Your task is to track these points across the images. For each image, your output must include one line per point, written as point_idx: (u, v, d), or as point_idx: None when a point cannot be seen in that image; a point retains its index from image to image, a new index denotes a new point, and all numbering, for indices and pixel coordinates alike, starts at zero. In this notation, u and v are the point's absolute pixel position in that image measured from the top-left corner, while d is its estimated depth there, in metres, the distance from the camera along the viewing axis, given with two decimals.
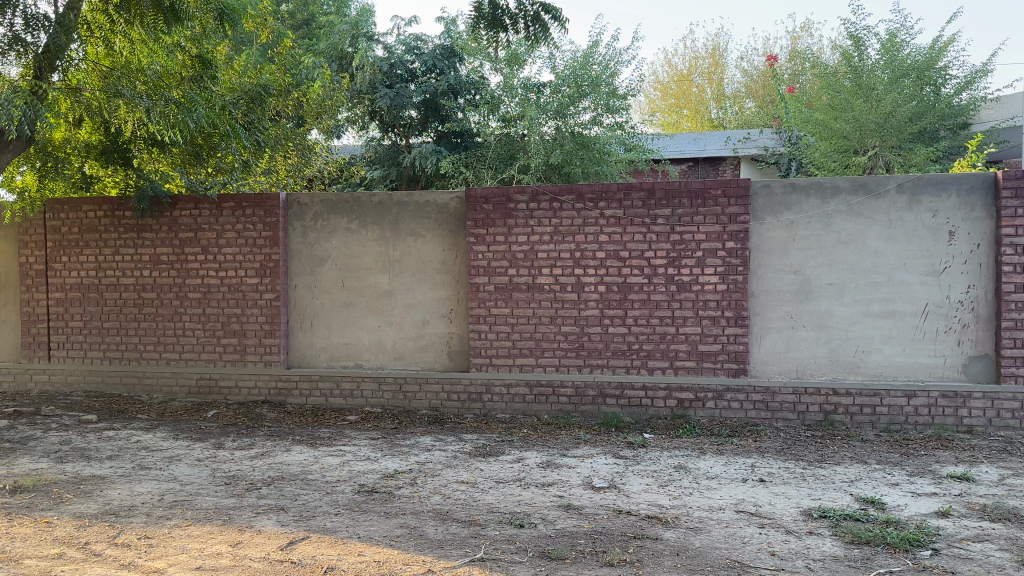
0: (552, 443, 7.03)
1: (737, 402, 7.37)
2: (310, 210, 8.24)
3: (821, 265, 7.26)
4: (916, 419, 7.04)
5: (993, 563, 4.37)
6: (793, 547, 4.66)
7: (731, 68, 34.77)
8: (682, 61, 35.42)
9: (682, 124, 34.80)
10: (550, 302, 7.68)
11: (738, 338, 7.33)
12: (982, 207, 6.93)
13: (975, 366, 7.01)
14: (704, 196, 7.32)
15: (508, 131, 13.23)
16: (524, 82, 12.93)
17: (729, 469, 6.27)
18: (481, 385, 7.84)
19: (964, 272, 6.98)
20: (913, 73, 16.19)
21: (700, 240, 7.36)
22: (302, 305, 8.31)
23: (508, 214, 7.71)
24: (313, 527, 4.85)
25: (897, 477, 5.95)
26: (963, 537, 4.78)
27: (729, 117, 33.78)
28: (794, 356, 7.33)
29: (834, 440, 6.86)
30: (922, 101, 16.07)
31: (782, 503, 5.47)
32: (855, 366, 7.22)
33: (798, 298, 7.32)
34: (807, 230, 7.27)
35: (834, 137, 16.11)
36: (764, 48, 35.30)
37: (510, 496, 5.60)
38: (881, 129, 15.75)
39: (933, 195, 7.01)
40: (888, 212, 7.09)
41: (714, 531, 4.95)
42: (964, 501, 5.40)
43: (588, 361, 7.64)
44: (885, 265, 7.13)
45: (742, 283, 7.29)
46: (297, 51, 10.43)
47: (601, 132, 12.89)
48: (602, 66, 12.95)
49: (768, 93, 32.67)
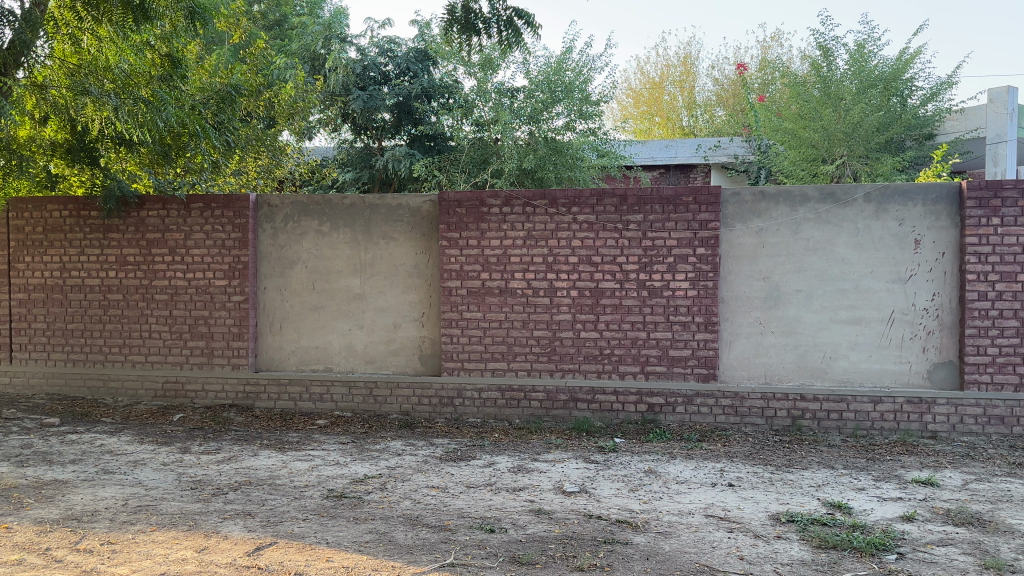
0: (523, 447, 7.03)
1: (706, 406, 7.42)
2: (280, 212, 8.16)
3: (789, 272, 7.35)
4: (882, 425, 7.16)
5: (957, 567, 4.43)
6: (760, 551, 4.70)
7: (702, 77, 35.13)
8: (654, 69, 35.76)
9: (653, 131, 35.10)
10: (522, 306, 7.68)
11: (708, 343, 7.39)
12: (946, 216, 7.06)
13: (940, 373, 7.12)
14: (675, 203, 7.38)
15: (482, 135, 13.25)
16: (497, 87, 12.98)
17: (698, 473, 6.31)
18: (452, 390, 7.82)
19: (929, 280, 7.10)
20: (879, 84, 16.51)
21: (672, 246, 7.41)
22: (271, 307, 8.22)
23: (481, 218, 7.70)
24: (281, 533, 4.79)
25: (863, 482, 6.03)
26: (927, 541, 4.85)
27: (700, 125, 34.16)
28: (762, 362, 7.41)
29: (801, 445, 6.94)
30: (889, 112, 16.27)
31: (750, 508, 5.52)
32: (823, 372, 7.31)
33: (767, 304, 7.39)
34: (775, 237, 7.35)
35: (803, 146, 16.39)
36: (734, 57, 35.75)
37: (480, 500, 5.59)
38: (849, 138, 16.12)
39: (900, 204, 7.13)
40: (855, 220, 7.20)
41: (683, 535, 4.98)
42: (929, 506, 5.49)
43: (560, 365, 7.65)
44: (852, 272, 7.23)
45: (713, 289, 7.35)
46: (268, 51, 10.36)
47: (574, 137, 12.93)
48: (575, 73, 12.96)
49: (738, 102, 33.06)
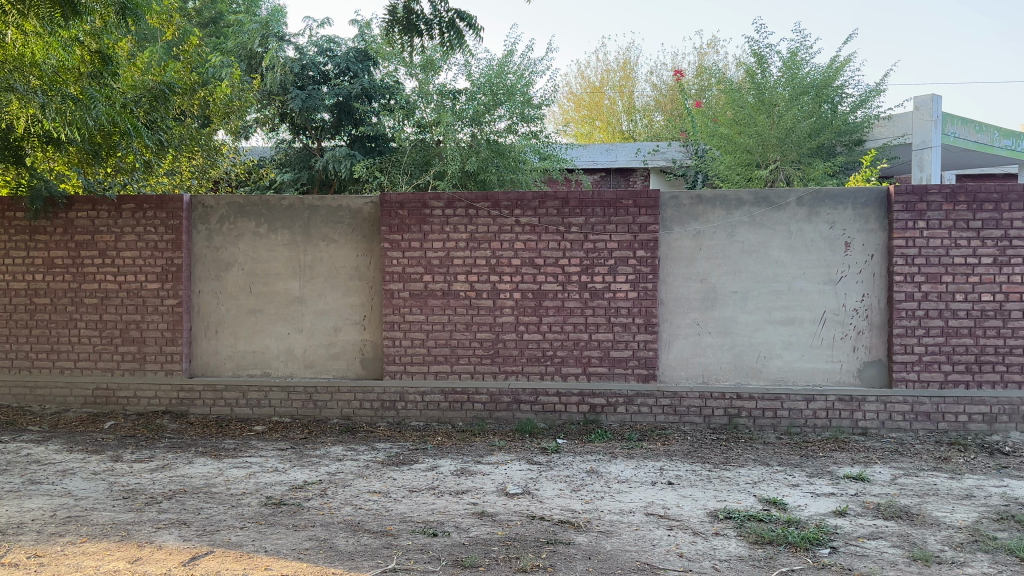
0: (465, 450, 7.01)
1: (647, 406, 7.52)
2: (215, 213, 7.97)
3: (726, 274, 7.50)
4: (814, 422, 7.36)
5: (887, 560, 4.58)
6: (699, 548, 4.78)
7: (641, 82, 35.67)
8: (595, 74, 36.16)
9: (594, 135, 35.48)
10: (465, 309, 7.66)
11: (648, 344, 7.49)
12: (874, 220, 7.30)
13: (869, 371, 7.35)
14: (616, 206, 7.47)
15: (424, 136, 13.15)
16: (439, 88, 12.95)
17: (639, 472, 6.39)
18: (395, 393, 7.75)
19: (858, 281, 7.33)
20: (811, 90, 16.94)
21: (613, 248, 7.50)
22: (206, 311, 8.02)
23: (423, 220, 7.66)
24: (217, 542, 4.67)
25: (798, 478, 6.19)
26: (858, 535, 5.00)
27: (639, 129, 34.65)
28: (700, 362, 7.54)
29: (738, 443, 7.08)
30: (820, 118, 16.81)
31: (689, 505, 5.61)
32: (758, 371, 7.48)
33: (705, 305, 7.53)
34: (713, 240, 7.50)
35: (738, 152, 16.60)
36: (672, 63, 36.38)
37: (423, 505, 5.54)
38: (782, 144, 16.53)
39: (831, 208, 7.35)
40: (788, 223, 7.40)
41: (625, 533, 5.03)
42: (860, 500, 5.67)
43: (503, 368, 7.65)
44: (786, 273, 7.42)
45: (653, 291, 7.46)
46: (204, 49, 10.12)
47: (516, 140, 12.93)
48: (517, 75, 12.99)
49: (676, 107, 33.63)
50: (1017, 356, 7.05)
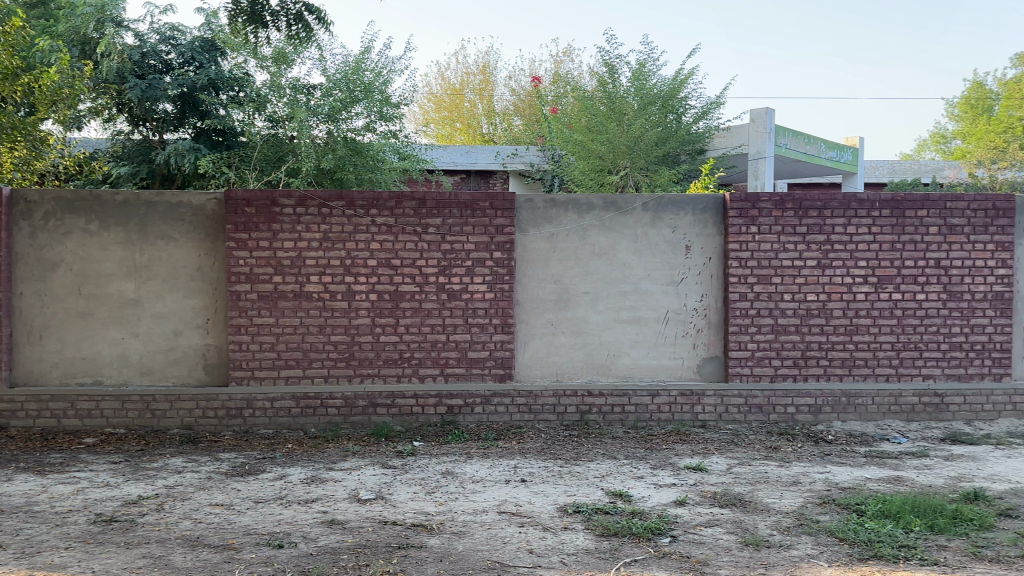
0: (317, 457, 6.83)
1: (502, 406, 7.61)
2: (39, 209, 7.37)
3: (578, 275, 7.72)
4: (660, 416, 7.70)
5: (721, 545, 4.87)
6: (549, 543, 4.89)
7: (500, 86, 36.15)
8: (454, 76, 36.32)
9: (455, 137, 35.54)
10: (317, 311, 7.48)
11: (504, 344, 7.59)
12: (712, 225, 7.75)
13: (708, 366, 7.79)
14: (472, 207, 7.52)
15: (276, 131, 12.82)
16: (292, 83, 12.63)
17: (493, 471, 6.46)
18: (241, 400, 7.45)
19: (698, 282, 7.76)
20: (658, 101, 17.67)
21: (469, 249, 7.54)
22: (28, 315, 7.40)
23: (273, 219, 7.41)
24: (38, 565, 4.32)
25: (643, 470, 6.46)
26: (696, 523, 5.28)
27: (498, 133, 35.12)
28: (553, 361, 7.73)
29: (589, 439, 7.31)
30: (666, 127, 17.69)
31: (540, 501, 5.73)
32: (607, 368, 7.76)
33: (558, 306, 7.72)
34: (566, 242, 7.70)
35: (591, 158, 17.16)
36: (530, 69, 37.09)
37: (269, 515, 5.36)
38: (632, 151, 17.20)
39: (673, 213, 7.73)
40: (635, 227, 7.72)
41: (476, 533, 5.07)
42: (699, 490, 5.99)
43: (357, 371, 7.53)
44: (633, 275, 7.73)
45: (509, 292, 7.57)
46: (28, 31, 9.33)
47: (374, 139, 12.77)
48: (374, 74, 12.84)
49: (534, 113, 34.29)
50: (837, 352, 7.67)
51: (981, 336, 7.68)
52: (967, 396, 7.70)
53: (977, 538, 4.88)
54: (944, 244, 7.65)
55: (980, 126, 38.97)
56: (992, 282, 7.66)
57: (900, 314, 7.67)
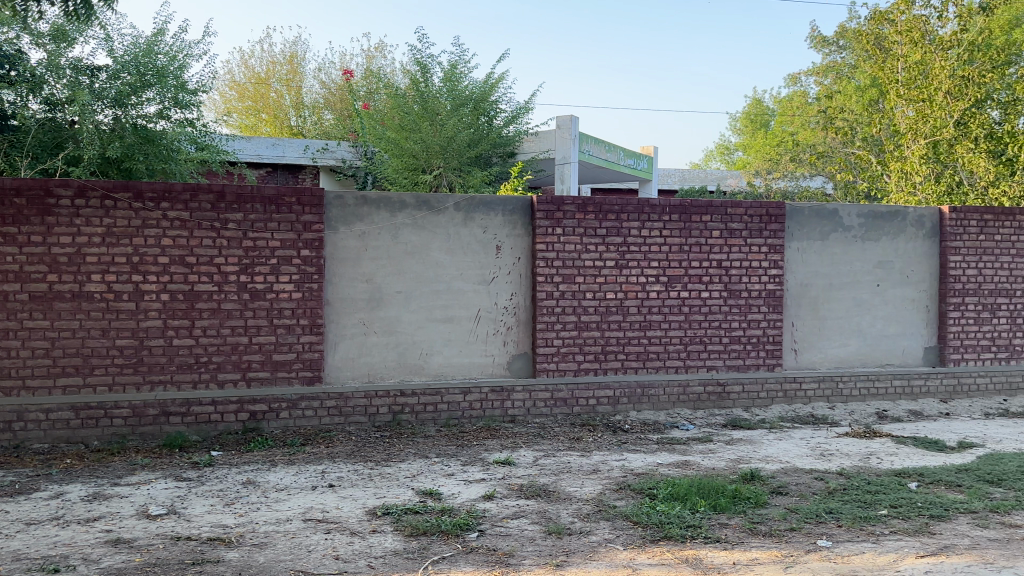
0: (102, 472, 6.26)
1: (311, 409, 7.37)
2: None
3: (389, 274, 7.63)
4: (471, 413, 7.79)
5: (526, 536, 5.00)
6: (356, 548, 4.79)
7: (309, 78, 35.08)
8: (259, 64, 34.82)
9: (261, 129, 34.29)
10: (102, 312, 6.86)
11: (312, 346, 7.35)
12: (521, 225, 7.96)
13: (517, 363, 8.00)
14: (277, 203, 7.22)
15: (52, 117, 11.39)
16: (73, 63, 11.39)
17: (299, 478, 6.24)
18: (9, 413, 6.67)
19: (508, 282, 7.94)
20: (470, 103, 18.10)
21: (274, 247, 7.23)
22: None
23: (47, 211, 6.70)
24: None
25: (452, 468, 6.51)
26: (503, 516, 5.39)
27: (308, 126, 34.24)
28: (364, 362, 7.59)
29: (400, 439, 7.25)
30: (477, 129, 18.02)
31: (348, 506, 5.60)
32: (419, 368, 7.73)
33: (369, 306, 7.59)
34: (376, 241, 7.58)
35: (404, 156, 17.06)
36: (341, 62, 36.31)
37: (41, 539, 4.83)
38: (444, 151, 17.26)
39: (484, 213, 7.85)
40: (447, 226, 7.75)
41: (280, 543, 4.86)
42: (506, 484, 6.12)
43: (149, 377, 6.99)
44: (444, 274, 7.77)
45: (317, 291, 7.34)
46: None
47: (168, 127, 11.98)
48: (168, 57, 12.03)
49: (346, 107, 33.57)
50: (634, 346, 8.15)
51: (757, 330, 8.46)
52: (746, 385, 8.46)
53: (752, 514, 5.36)
54: (727, 246, 8.35)
55: (758, 139, 43.09)
56: (766, 281, 8.46)
57: (689, 310, 8.28)
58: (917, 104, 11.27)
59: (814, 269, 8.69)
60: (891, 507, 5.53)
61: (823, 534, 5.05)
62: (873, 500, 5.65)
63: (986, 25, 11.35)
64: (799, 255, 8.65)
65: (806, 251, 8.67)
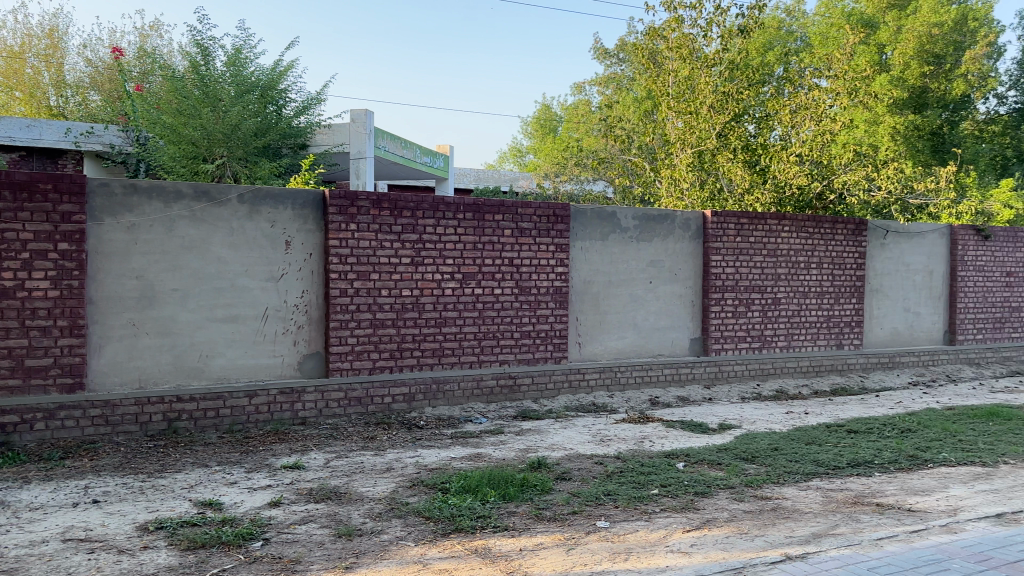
0: None
1: (71, 420, 6.63)
2: None
3: (164, 270, 7.08)
4: (257, 417, 7.40)
5: (315, 541, 4.84)
6: (125, 566, 4.38)
7: (72, 54, 31.76)
8: (11, 35, 30.99)
9: (13, 108, 30.70)
10: None
11: (73, 349, 6.63)
12: (312, 220, 7.71)
13: (308, 363, 7.74)
14: (29, 189, 6.44)
15: None
16: None
17: (56, 496, 5.60)
18: None
19: (298, 278, 7.66)
20: (256, 90, 17.28)
21: (25, 239, 6.45)
22: None
23: None
24: None
25: (236, 475, 6.17)
26: (290, 522, 5.18)
27: (69, 107, 30.24)
28: (136, 366, 6.97)
29: (177, 448, 6.73)
30: (265, 118, 17.15)
31: (115, 522, 5.12)
32: (199, 371, 7.24)
33: (141, 304, 6.99)
34: (150, 234, 7.00)
35: (183, 142, 15.69)
36: (110, 41, 33.24)
37: None
38: (228, 139, 16.04)
39: (272, 206, 7.51)
40: (230, 220, 7.33)
41: (32, 568, 4.34)
42: (294, 488, 5.89)
43: None
44: (228, 271, 7.35)
45: (79, 289, 6.64)
46: None
47: None
48: None
49: (117, 90, 30.73)
50: (427, 342, 8.17)
51: (544, 325, 8.82)
52: (535, 377, 8.78)
53: (538, 501, 5.58)
54: (517, 245, 8.62)
55: (547, 143, 44.91)
56: (553, 279, 8.84)
57: (482, 307, 8.45)
58: (686, 116, 12.33)
59: (596, 266, 9.21)
60: (662, 487, 5.99)
61: (602, 515, 5.35)
62: (646, 481, 6.09)
63: (741, 48, 12.63)
64: (583, 254, 9.13)
65: (589, 250, 9.16)
